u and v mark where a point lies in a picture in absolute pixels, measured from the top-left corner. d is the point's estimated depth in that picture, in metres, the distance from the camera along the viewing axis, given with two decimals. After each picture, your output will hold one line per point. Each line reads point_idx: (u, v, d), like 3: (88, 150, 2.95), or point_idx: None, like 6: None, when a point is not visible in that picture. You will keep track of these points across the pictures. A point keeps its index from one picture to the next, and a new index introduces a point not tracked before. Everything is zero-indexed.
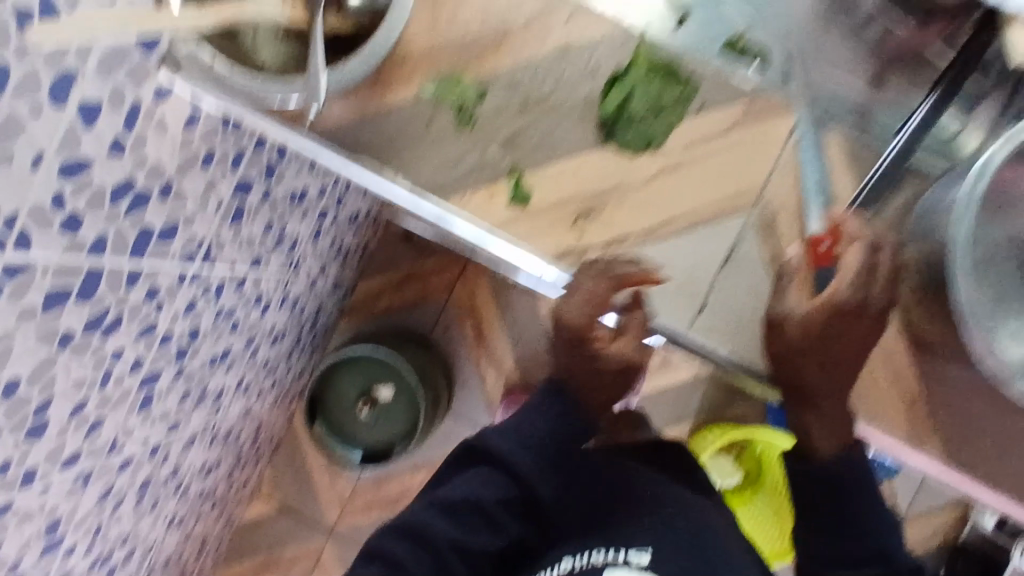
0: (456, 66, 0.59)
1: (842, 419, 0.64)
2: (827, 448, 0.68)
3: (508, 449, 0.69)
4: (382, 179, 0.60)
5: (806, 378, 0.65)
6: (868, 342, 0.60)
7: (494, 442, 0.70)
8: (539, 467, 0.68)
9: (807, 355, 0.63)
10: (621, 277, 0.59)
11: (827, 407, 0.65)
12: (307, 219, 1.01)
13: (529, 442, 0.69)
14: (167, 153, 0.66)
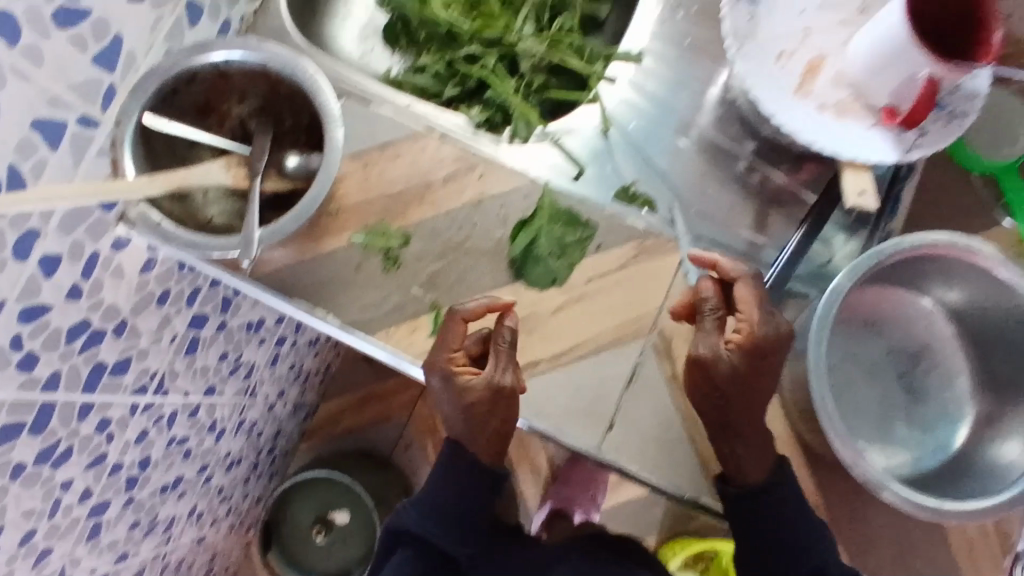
0: (383, 218, 0.67)
1: (754, 442, 0.61)
2: (749, 474, 0.62)
3: (431, 533, 0.68)
4: (316, 317, 0.66)
5: (735, 414, 0.60)
6: (762, 374, 0.59)
7: (412, 525, 0.69)
8: (455, 538, 0.68)
9: (734, 393, 0.59)
10: (533, 401, 0.65)
11: (744, 439, 0.61)
12: (264, 346, 1.04)
13: (435, 511, 0.68)
14: (123, 295, 0.71)
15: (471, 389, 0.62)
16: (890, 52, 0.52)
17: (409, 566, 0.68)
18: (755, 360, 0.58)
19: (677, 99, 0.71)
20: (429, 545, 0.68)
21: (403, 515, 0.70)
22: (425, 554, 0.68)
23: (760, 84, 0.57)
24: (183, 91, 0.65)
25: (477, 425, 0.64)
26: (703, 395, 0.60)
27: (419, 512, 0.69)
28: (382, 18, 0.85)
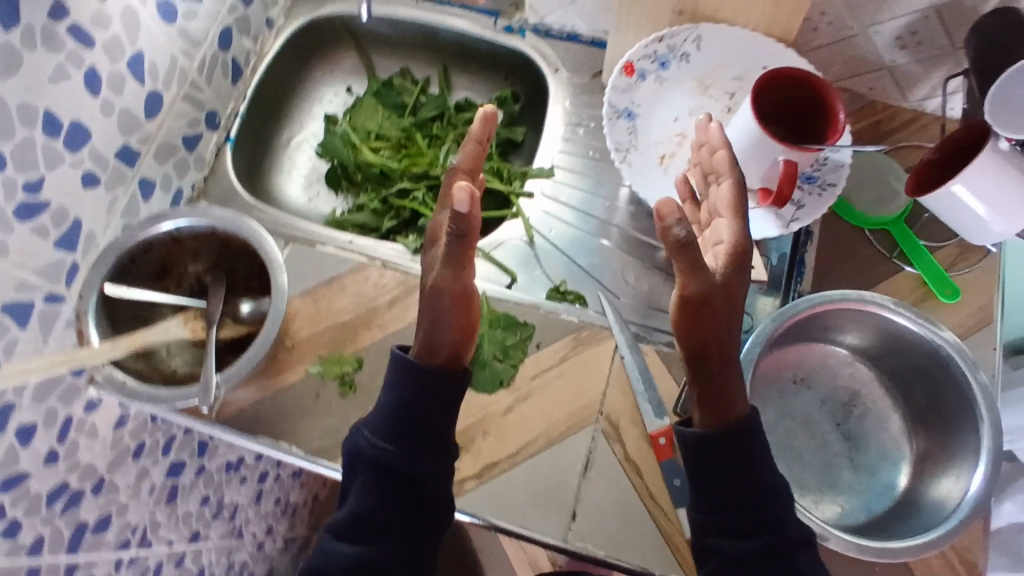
0: (335, 347, 0.72)
1: (729, 378, 0.54)
2: (721, 420, 0.54)
3: (387, 452, 0.56)
4: (279, 449, 0.69)
5: (713, 334, 0.52)
6: (737, 298, 0.53)
7: (369, 446, 0.56)
8: (417, 456, 0.56)
9: (716, 309, 0.51)
10: (495, 499, 0.66)
11: (722, 360, 0.54)
12: (246, 484, 1.05)
13: (390, 430, 0.56)
14: (99, 454, 0.74)
15: (429, 273, 0.57)
16: (748, 149, 0.62)
17: (370, 494, 0.55)
18: (739, 272, 0.53)
19: (593, 204, 0.80)
20: (389, 472, 0.55)
21: (357, 437, 0.58)
22: (385, 477, 0.56)
23: (647, 187, 0.69)
24: (141, 258, 0.71)
25: (429, 336, 0.57)
26: (693, 313, 0.51)
27: (372, 430, 0.57)
28: (324, 165, 0.94)
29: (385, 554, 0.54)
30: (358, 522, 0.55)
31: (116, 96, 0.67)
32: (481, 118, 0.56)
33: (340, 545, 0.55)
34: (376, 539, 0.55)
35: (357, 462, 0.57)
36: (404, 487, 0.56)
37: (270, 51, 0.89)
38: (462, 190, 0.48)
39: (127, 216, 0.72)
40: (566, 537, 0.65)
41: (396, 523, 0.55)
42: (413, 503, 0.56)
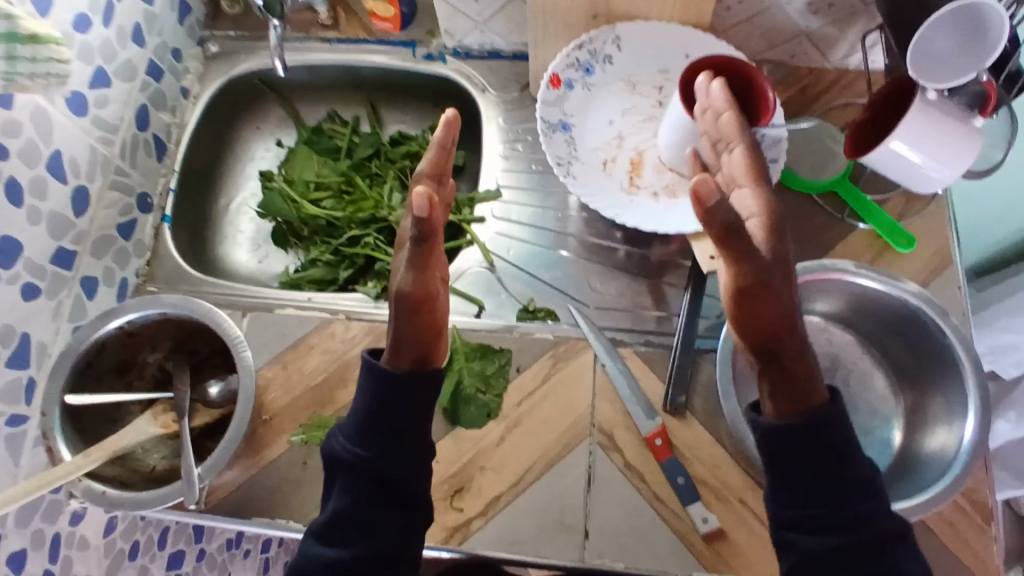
0: (315, 411, 0.70)
1: (805, 363, 0.53)
2: (802, 408, 0.53)
3: (363, 453, 0.56)
4: (277, 526, 0.67)
5: (774, 316, 0.52)
6: (789, 269, 0.54)
7: (344, 451, 0.57)
8: (387, 452, 0.56)
9: (772, 286, 0.52)
10: (504, 534, 0.65)
11: (792, 336, 0.53)
12: (251, 557, 1.03)
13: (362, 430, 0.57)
14: (93, 565, 0.72)
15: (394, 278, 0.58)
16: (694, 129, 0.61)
17: (349, 494, 0.56)
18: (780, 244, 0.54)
19: (545, 216, 0.79)
20: (365, 471, 0.56)
21: (334, 443, 0.58)
22: (363, 480, 0.56)
23: (596, 195, 0.68)
24: (97, 360, 0.68)
25: (401, 341, 0.57)
26: (747, 296, 0.52)
27: (347, 433, 0.58)
28: (268, 224, 0.92)
29: (364, 552, 0.54)
30: (337, 523, 0.55)
31: (40, 201, 0.65)
32: (444, 122, 0.55)
33: (319, 548, 0.55)
34: (357, 538, 0.55)
35: (335, 468, 0.57)
36: (381, 486, 0.56)
37: (191, 120, 0.87)
38: (418, 196, 0.49)
39: (76, 318, 0.69)
40: (587, 555, 0.64)
41: (376, 520, 0.55)
42: (394, 497, 0.56)
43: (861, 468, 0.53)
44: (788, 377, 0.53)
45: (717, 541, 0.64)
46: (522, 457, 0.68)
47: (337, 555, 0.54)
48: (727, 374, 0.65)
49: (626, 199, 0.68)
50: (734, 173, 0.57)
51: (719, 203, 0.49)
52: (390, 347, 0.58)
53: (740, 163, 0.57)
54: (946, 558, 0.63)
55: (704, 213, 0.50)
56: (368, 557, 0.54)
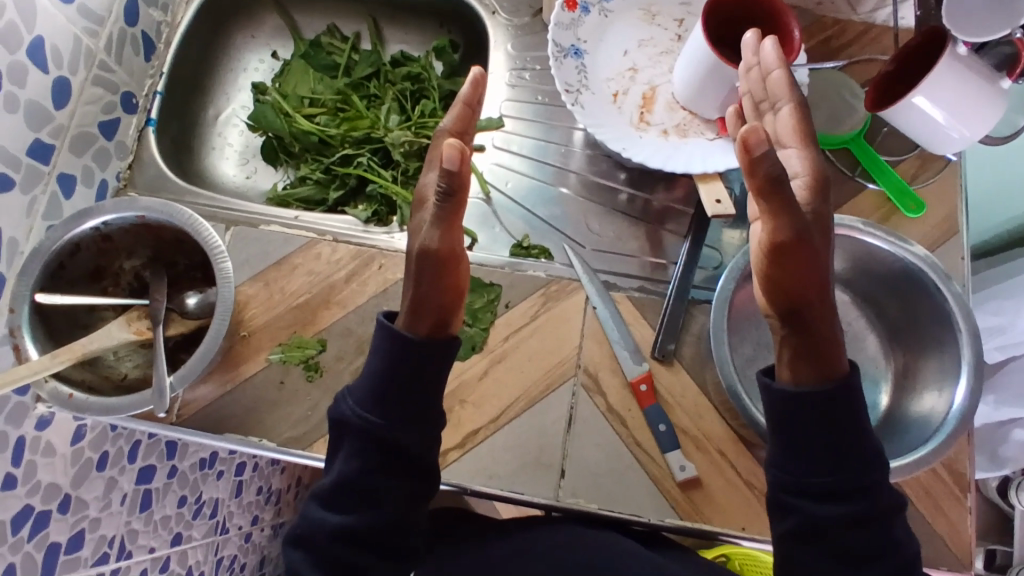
0: (296, 331, 0.69)
1: (831, 329, 0.52)
2: (819, 375, 0.53)
3: (375, 420, 0.55)
4: (250, 444, 0.65)
5: (805, 280, 0.51)
6: (827, 231, 0.52)
7: (353, 415, 0.56)
8: (395, 423, 0.55)
9: (808, 250, 0.50)
10: (482, 468, 0.64)
11: (820, 303, 0.52)
12: (224, 479, 1.02)
13: (371, 397, 0.55)
14: (60, 471, 0.71)
15: (415, 235, 0.54)
16: (716, 66, 0.59)
17: (358, 461, 0.55)
18: (824, 208, 0.52)
19: (546, 151, 0.77)
20: (375, 440, 0.55)
21: (342, 404, 0.57)
22: (373, 446, 0.55)
23: (605, 127, 0.65)
24: (70, 263, 0.65)
25: (422, 298, 0.55)
26: (782, 257, 0.50)
27: (358, 398, 0.56)
28: (258, 139, 0.88)
29: (365, 521, 0.55)
30: (343, 489, 0.55)
31: (19, 88, 0.61)
32: (469, 80, 0.50)
33: (324, 512, 0.56)
34: (360, 505, 0.55)
35: (344, 434, 0.56)
36: (390, 454, 0.55)
37: (184, 19, 0.82)
38: (450, 148, 0.45)
39: (50, 218, 0.65)
40: (561, 493, 0.64)
41: (383, 490, 0.55)
42: (403, 468, 0.56)
43: (866, 443, 0.53)
44: (808, 344, 0.52)
45: (693, 489, 0.63)
46: (505, 395, 0.66)
47: (341, 523, 0.55)
48: (722, 323, 0.62)
49: (635, 134, 0.65)
50: (782, 132, 0.54)
51: (765, 154, 0.45)
52: (410, 311, 0.55)
53: (789, 121, 0.54)
54: (921, 522, 0.64)
55: (748, 164, 0.46)
56: (368, 526, 0.54)
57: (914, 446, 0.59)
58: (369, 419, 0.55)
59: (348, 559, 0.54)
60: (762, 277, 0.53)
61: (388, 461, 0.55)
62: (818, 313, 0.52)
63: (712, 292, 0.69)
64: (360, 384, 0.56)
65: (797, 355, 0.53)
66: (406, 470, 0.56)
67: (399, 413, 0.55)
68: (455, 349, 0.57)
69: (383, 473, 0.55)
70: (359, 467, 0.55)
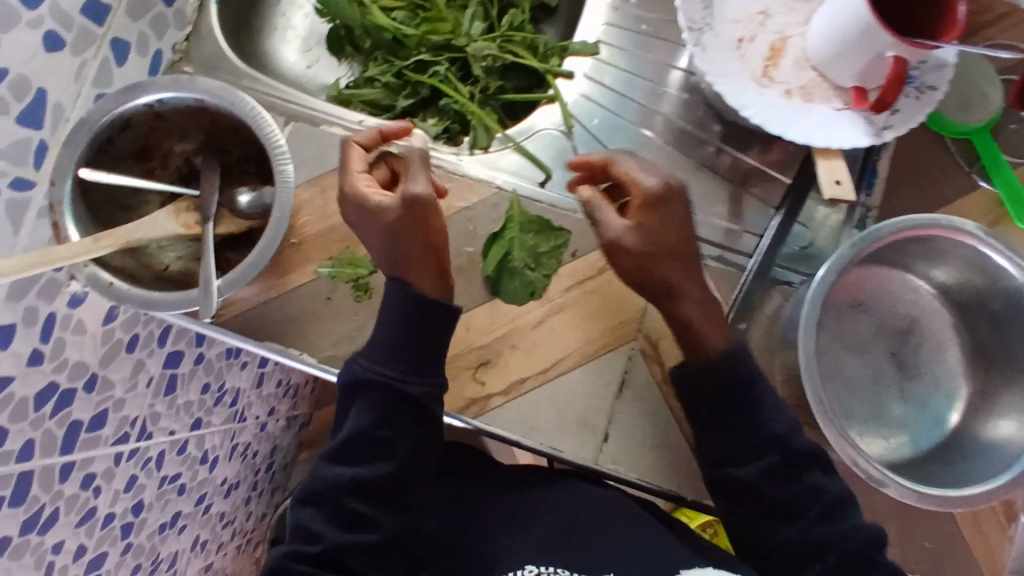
0: (348, 246, 0.64)
1: (689, 312, 0.55)
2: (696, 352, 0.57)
3: (391, 376, 0.56)
4: (290, 356, 0.63)
5: (643, 276, 0.55)
6: (678, 239, 0.54)
7: (367, 373, 0.57)
8: (416, 377, 0.57)
9: (633, 250, 0.53)
10: (522, 417, 0.62)
11: (664, 289, 0.55)
12: (246, 370, 1.03)
13: (389, 353, 0.57)
14: (88, 351, 0.70)
15: (372, 225, 0.55)
16: (857, 36, 0.52)
17: (370, 416, 0.57)
18: (651, 218, 0.53)
19: (634, 87, 0.70)
20: (392, 392, 0.57)
21: (355, 363, 0.58)
22: (389, 402, 0.57)
23: (723, 77, 0.58)
24: (119, 138, 0.61)
25: (406, 262, 0.56)
26: (614, 256, 0.55)
27: (372, 357, 0.57)
28: (323, 25, 0.81)
29: (379, 474, 0.58)
30: (355, 443, 0.58)
31: None
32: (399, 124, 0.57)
33: (336, 466, 0.59)
34: (371, 458, 0.58)
35: (354, 387, 0.58)
36: (402, 409, 0.57)
37: None
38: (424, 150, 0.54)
39: (99, 86, 0.60)
40: (600, 454, 0.62)
41: (394, 445, 0.57)
42: (411, 419, 0.57)
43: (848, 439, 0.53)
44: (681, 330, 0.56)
45: None
46: (560, 347, 0.63)
47: (356, 475, 0.58)
48: (813, 317, 0.56)
49: (756, 90, 0.58)
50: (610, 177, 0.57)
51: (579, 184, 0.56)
52: (406, 277, 0.57)
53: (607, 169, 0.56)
54: None
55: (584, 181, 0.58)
56: (379, 478, 0.58)
57: (977, 475, 0.57)
58: (381, 377, 0.57)
59: (364, 511, 0.58)
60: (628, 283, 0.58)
61: (396, 420, 0.57)
62: (686, 297, 0.55)
63: (795, 274, 0.66)
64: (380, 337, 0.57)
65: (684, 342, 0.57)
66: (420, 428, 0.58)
67: (410, 372, 0.57)
68: (456, 313, 0.57)
69: (388, 430, 0.57)
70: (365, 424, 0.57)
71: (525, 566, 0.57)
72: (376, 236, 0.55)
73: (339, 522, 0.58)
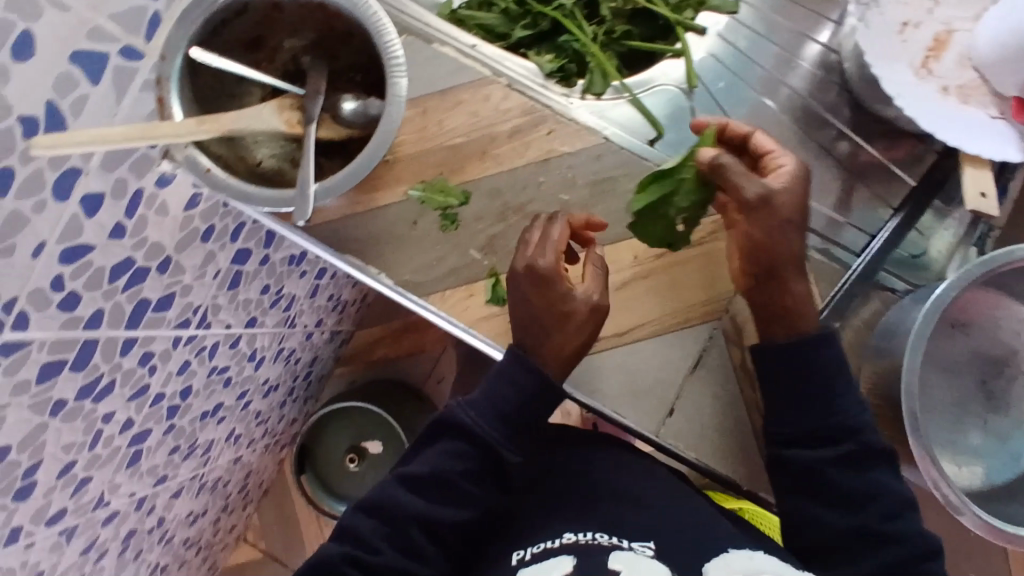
0: (442, 173, 0.63)
1: (798, 286, 0.55)
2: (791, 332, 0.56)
3: (496, 435, 0.56)
4: (368, 274, 0.63)
5: (774, 238, 0.53)
6: (802, 203, 0.54)
7: (474, 425, 0.57)
8: (515, 440, 0.57)
9: (769, 213, 0.53)
10: (592, 375, 0.61)
11: (787, 251, 0.54)
12: (305, 279, 1.03)
13: (503, 414, 0.56)
14: (167, 234, 0.69)
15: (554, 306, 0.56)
16: None
17: (462, 464, 0.57)
18: (795, 181, 0.54)
19: (761, 50, 0.66)
20: (489, 451, 0.57)
21: (462, 410, 0.58)
22: (485, 456, 0.57)
23: (880, 56, 0.56)
24: (233, 22, 0.59)
25: (542, 343, 0.57)
26: (750, 220, 0.53)
27: (480, 411, 0.57)
28: None
29: (449, 517, 0.57)
30: (435, 482, 0.57)
31: None
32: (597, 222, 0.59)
33: (407, 496, 0.58)
34: (446, 500, 0.58)
35: (453, 434, 0.58)
36: (495, 465, 0.57)
37: None
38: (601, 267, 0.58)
39: None
40: (662, 427, 0.61)
41: (471, 495, 0.57)
42: (497, 484, 0.58)
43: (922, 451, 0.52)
44: (761, 309, 0.57)
45: None
46: (641, 315, 0.61)
47: (424, 510, 0.57)
48: (925, 331, 0.54)
49: (912, 80, 0.56)
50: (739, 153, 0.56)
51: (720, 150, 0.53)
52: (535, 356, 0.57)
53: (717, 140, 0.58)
54: None
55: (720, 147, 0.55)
56: (445, 521, 0.57)
57: None
58: (480, 435, 0.57)
59: (421, 544, 0.57)
60: (738, 248, 0.56)
61: (483, 477, 0.58)
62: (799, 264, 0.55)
63: (899, 281, 0.64)
64: (499, 400, 0.56)
65: (778, 317, 0.56)
66: (499, 488, 0.59)
67: (512, 441, 0.57)
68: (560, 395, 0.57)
69: (471, 478, 0.57)
70: (450, 469, 0.57)
71: (564, 534, 0.53)
72: (539, 313, 0.56)
73: (395, 543, 0.57)
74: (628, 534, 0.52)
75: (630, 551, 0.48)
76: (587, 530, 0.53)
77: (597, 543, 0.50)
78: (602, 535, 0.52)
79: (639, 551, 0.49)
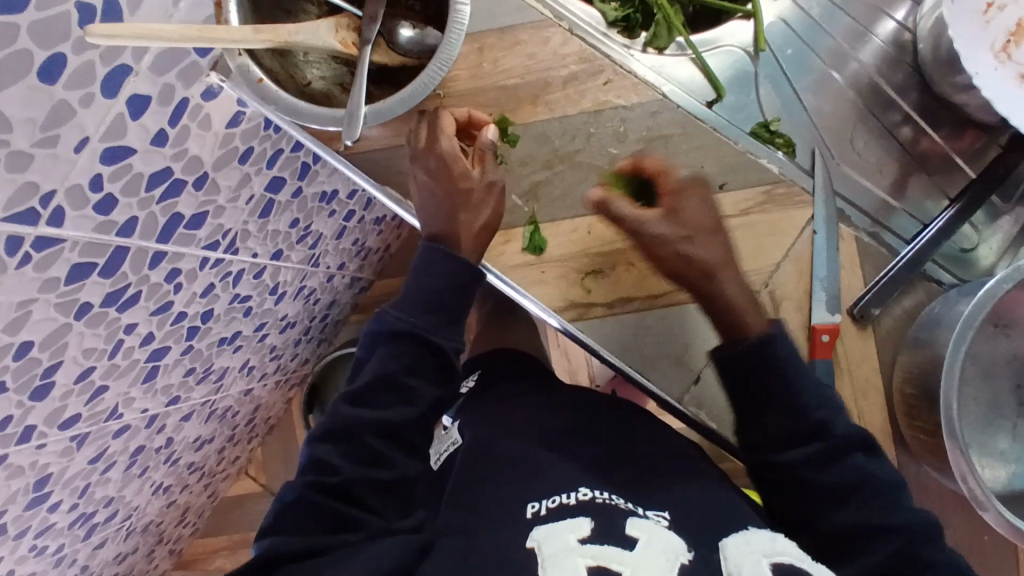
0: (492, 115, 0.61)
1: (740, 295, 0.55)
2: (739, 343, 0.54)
3: (423, 324, 0.56)
4: None
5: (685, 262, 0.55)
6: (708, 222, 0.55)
7: (398, 321, 0.56)
8: (447, 325, 0.57)
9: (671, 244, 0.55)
10: (618, 336, 0.60)
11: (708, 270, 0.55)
12: (333, 218, 1.02)
13: (429, 303, 0.56)
14: (207, 148, 0.67)
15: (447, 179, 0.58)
16: None
17: (393, 361, 0.56)
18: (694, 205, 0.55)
19: (833, 21, 0.66)
20: (421, 341, 0.56)
21: (387, 316, 0.57)
22: (415, 348, 0.56)
23: (958, 37, 0.56)
24: None
25: (453, 227, 0.58)
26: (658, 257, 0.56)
27: (403, 306, 0.57)
28: None
29: (400, 416, 0.55)
30: (378, 387, 0.55)
31: None
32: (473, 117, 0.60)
33: (355, 410, 0.55)
34: (391, 401, 0.55)
35: (386, 339, 0.57)
36: (433, 353, 0.56)
37: None
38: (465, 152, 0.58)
39: None
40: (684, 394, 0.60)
41: (415, 388, 0.55)
42: (438, 372, 0.57)
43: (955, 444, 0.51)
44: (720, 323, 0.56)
45: None
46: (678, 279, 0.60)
47: (378, 414, 0.54)
48: (974, 321, 0.52)
49: (990, 64, 0.56)
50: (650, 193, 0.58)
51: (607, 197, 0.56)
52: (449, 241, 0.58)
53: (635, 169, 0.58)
54: None
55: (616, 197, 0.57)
56: (397, 424, 0.55)
57: None
58: (407, 326, 0.56)
59: (382, 450, 0.54)
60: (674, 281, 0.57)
61: (419, 371, 0.56)
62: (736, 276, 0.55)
63: (944, 274, 0.62)
64: (426, 289, 0.57)
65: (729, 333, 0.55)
66: (445, 383, 0.57)
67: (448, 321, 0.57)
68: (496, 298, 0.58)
69: (411, 373, 0.55)
70: (387, 366, 0.56)
71: (579, 489, 0.48)
72: (442, 184, 0.58)
73: (359, 457, 0.53)
74: (645, 501, 0.49)
75: (645, 518, 0.45)
76: (597, 490, 0.48)
77: (612, 504, 0.47)
78: (602, 493, 0.48)
79: (654, 519, 0.46)
